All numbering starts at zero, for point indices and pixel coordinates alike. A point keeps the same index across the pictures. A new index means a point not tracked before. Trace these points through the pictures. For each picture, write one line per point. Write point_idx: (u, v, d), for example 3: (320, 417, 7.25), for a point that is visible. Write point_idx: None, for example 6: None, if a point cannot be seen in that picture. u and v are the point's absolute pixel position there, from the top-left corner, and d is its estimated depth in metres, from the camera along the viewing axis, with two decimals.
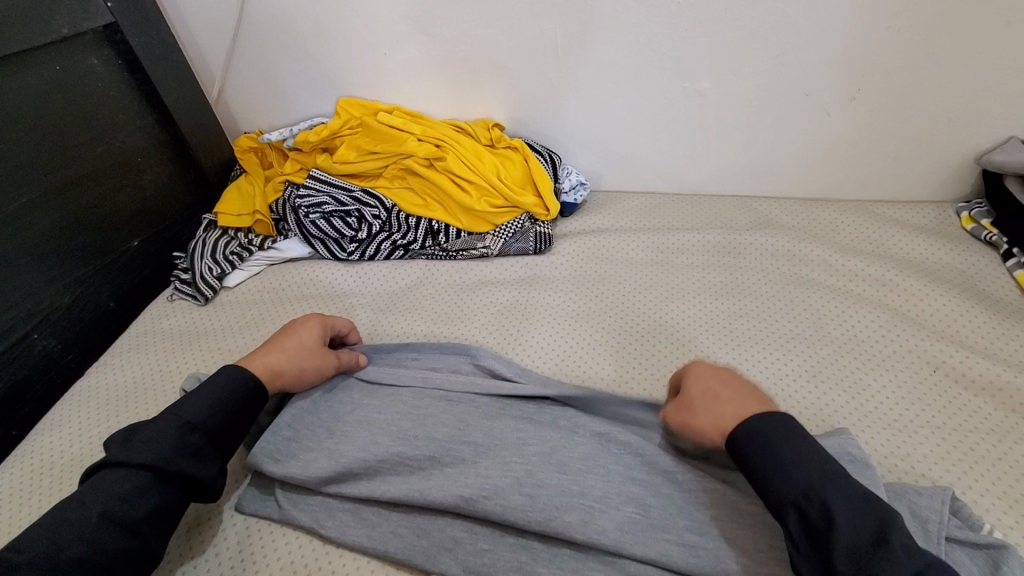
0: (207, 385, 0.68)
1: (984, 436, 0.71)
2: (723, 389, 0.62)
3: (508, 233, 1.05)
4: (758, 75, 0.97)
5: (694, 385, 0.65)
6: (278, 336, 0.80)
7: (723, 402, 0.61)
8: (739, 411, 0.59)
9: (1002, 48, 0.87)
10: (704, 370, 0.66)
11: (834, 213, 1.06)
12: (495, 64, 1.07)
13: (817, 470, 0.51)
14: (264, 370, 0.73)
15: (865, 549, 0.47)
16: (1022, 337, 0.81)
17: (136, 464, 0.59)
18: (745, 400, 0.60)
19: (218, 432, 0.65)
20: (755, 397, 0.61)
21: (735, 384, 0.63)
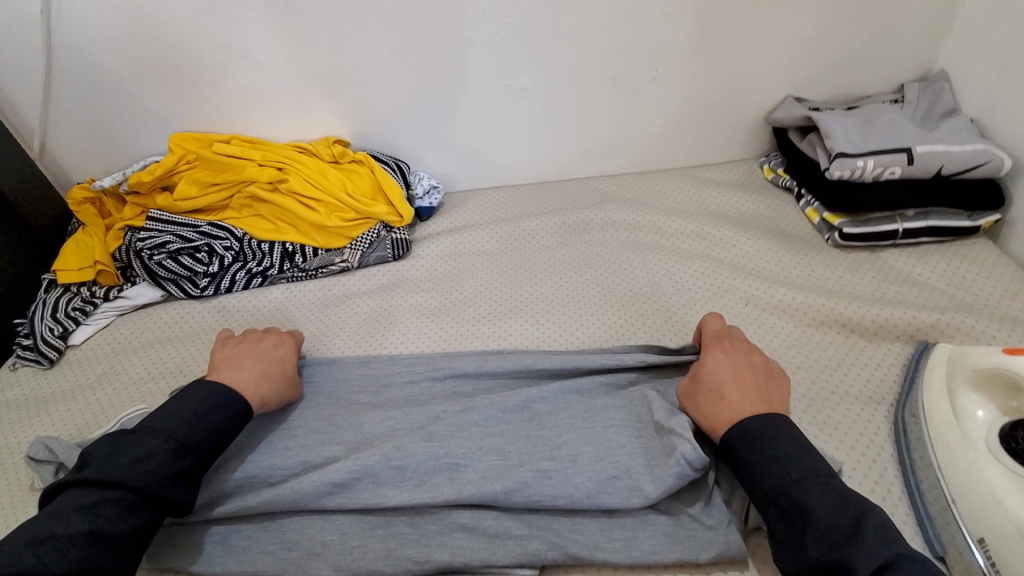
0: (196, 406, 0.67)
1: (786, 350, 0.83)
2: (734, 389, 0.65)
3: (364, 244, 1.06)
4: (572, 67, 1.06)
5: (710, 373, 0.68)
6: (253, 356, 0.79)
7: (730, 403, 0.64)
8: (739, 415, 0.63)
9: (758, 22, 1.02)
10: (718, 359, 0.69)
11: (662, 182, 1.17)
12: (325, 82, 1.09)
13: (797, 468, 0.56)
14: (256, 400, 0.73)
15: (838, 538, 0.51)
16: (812, 263, 0.95)
17: (128, 485, 0.58)
18: (752, 397, 0.64)
19: (208, 454, 0.65)
20: (762, 396, 0.64)
21: (748, 377, 0.66)
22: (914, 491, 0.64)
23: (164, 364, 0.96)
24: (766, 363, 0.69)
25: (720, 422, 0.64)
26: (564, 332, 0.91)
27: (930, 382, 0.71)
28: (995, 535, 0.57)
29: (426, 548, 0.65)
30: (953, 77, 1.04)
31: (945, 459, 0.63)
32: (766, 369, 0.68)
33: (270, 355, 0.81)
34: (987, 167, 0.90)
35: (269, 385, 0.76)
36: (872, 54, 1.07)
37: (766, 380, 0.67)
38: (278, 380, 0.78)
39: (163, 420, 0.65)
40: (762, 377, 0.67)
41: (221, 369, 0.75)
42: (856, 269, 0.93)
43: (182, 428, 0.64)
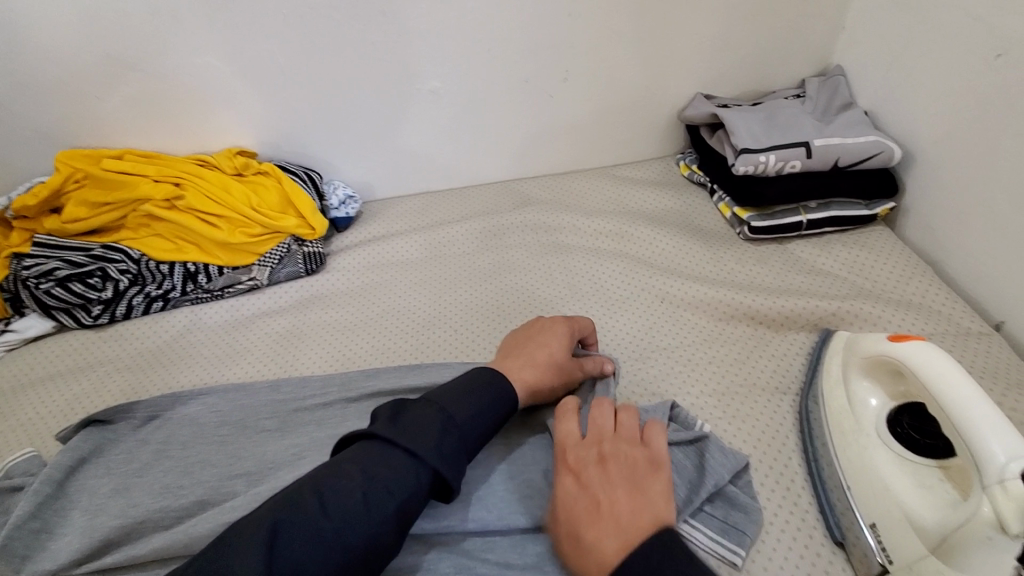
0: (471, 390, 0.61)
1: (699, 346, 0.84)
2: (594, 513, 0.51)
3: (273, 260, 1.01)
4: (482, 69, 1.05)
5: (566, 499, 0.55)
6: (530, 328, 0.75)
7: (589, 539, 0.50)
8: (602, 554, 0.49)
9: (662, 21, 1.03)
10: (569, 482, 0.56)
11: (582, 182, 1.17)
12: (225, 91, 1.04)
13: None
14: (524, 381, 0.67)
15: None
16: (723, 257, 0.97)
17: (394, 445, 0.53)
18: (619, 524, 0.50)
19: (469, 433, 0.58)
20: (628, 512, 0.51)
21: (602, 495, 0.53)
22: (817, 479, 0.66)
23: (56, 402, 0.88)
24: (623, 464, 0.56)
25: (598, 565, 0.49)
26: (482, 340, 0.90)
27: (829, 368, 0.72)
28: (885, 519, 0.59)
29: None
30: (848, 71, 1.08)
31: (841, 445, 0.65)
32: (624, 479, 0.54)
33: (544, 339, 0.72)
34: (880, 157, 0.94)
35: (541, 373, 0.69)
36: (775, 51, 1.10)
37: (624, 487, 0.53)
38: (541, 372, 0.69)
39: (464, 394, 0.60)
40: (619, 487, 0.53)
41: (500, 353, 0.71)
42: (764, 261, 0.96)
43: (483, 410, 0.60)
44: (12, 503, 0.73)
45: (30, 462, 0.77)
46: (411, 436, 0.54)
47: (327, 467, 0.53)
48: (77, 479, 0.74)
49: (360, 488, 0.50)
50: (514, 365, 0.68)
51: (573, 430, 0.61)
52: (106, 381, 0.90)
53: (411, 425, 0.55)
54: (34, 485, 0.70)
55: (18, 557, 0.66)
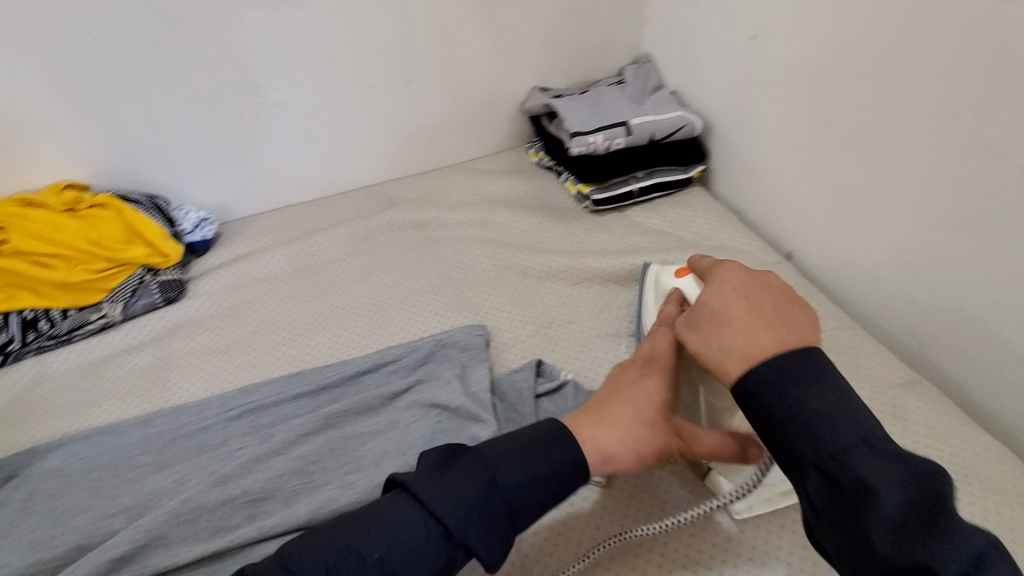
0: (535, 452, 0.55)
1: (559, 310, 0.94)
2: (739, 312, 0.54)
3: (125, 294, 0.96)
4: (326, 77, 1.07)
5: (709, 301, 0.57)
6: (612, 385, 0.64)
7: (737, 326, 0.53)
8: (748, 338, 0.52)
9: (488, 22, 1.12)
10: (723, 281, 0.59)
11: (443, 178, 1.23)
12: (40, 122, 0.96)
13: (852, 428, 0.45)
14: (601, 456, 0.58)
15: (915, 535, 0.41)
16: (574, 229, 1.09)
17: (430, 507, 0.50)
18: (767, 321, 0.53)
19: (522, 501, 0.53)
20: (777, 321, 0.52)
21: (761, 300, 0.55)
22: None
23: None
24: (782, 292, 0.56)
25: (732, 344, 0.53)
26: (362, 339, 0.93)
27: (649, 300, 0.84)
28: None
29: None
30: (655, 59, 1.25)
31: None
32: (787, 298, 0.55)
33: (634, 393, 0.62)
34: (685, 130, 1.11)
35: (622, 443, 0.58)
36: (594, 45, 1.24)
37: (782, 302, 0.55)
38: (624, 439, 0.59)
39: (523, 454, 0.54)
40: (782, 303, 0.55)
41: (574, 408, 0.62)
42: (608, 228, 1.08)
43: (539, 477, 0.54)
44: None
45: None
46: (444, 501, 0.51)
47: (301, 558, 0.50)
48: None
49: (377, 548, 0.49)
50: (590, 425, 0.59)
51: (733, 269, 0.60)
52: None
53: (452, 484, 0.52)
54: None
55: None
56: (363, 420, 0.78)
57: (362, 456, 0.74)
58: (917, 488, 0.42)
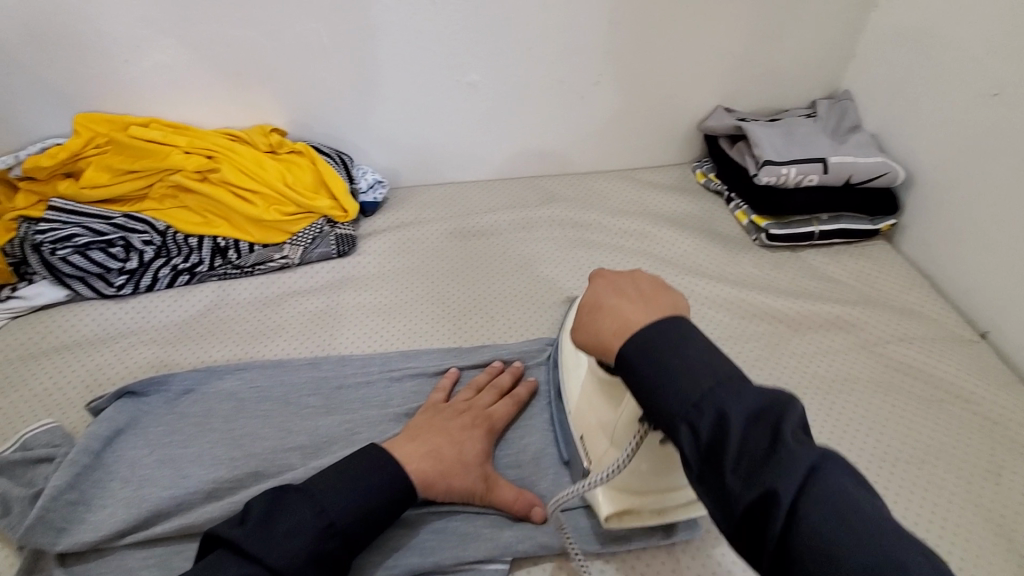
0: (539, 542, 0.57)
1: (723, 342, 0.91)
2: (614, 299, 0.54)
3: (306, 239, 1.01)
4: (520, 66, 1.08)
5: (579, 304, 0.57)
6: (439, 426, 0.69)
7: (613, 308, 0.53)
8: (623, 320, 0.51)
9: (691, 35, 1.09)
10: (594, 280, 0.58)
11: (605, 183, 1.21)
12: (262, 66, 1.02)
13: (707, 376, 0.45)
14: (426, 481, 0.63)
15: (757, 455, 0.42)
16: (741, 261, 1.04)
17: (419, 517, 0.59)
18: (644, 303, 0.52)
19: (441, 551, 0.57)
20: (648, 304, 0.52)
21: (630, 285, 0.55)
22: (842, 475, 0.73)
23: (75, 372, 0.84)
24: (638, 284, 0.55)
25: (615, 325, 0.52)
26: (516, 328, 0.93)
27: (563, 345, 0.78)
28: (587, 433, 0.67)
29: (391, 552, 0.64)
30: (853, 98, 1.17)
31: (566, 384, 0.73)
32: (656, 283, 0.55)
33: (457, 435, 0.68)
34: (886, 177, 1.03)
35: (460, 465, 0.66)
36: (789, 72, 1.18)
37: (650, 288, 0.54)
38: (444, 467, 0.65)
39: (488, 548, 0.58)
40: (649, 281, 0.55)
41: (409, 434, 0.68)
42: (780, 266, 1.03)
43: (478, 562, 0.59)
44: (38, 475, 0.69)
45: (54, 433, 0.74)
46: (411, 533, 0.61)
47: (375, 492, 0.58)
48: (114, 450, 0.71)
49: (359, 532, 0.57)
50: (417, 453, 0.64)
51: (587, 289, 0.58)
52: (127, 355, 0.87)
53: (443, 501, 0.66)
54: (70, 456, 0.68)
55: (58, 527, 0.63)
56: (522, 413, 0.78)
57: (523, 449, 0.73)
58: (766, 411, 0.43)
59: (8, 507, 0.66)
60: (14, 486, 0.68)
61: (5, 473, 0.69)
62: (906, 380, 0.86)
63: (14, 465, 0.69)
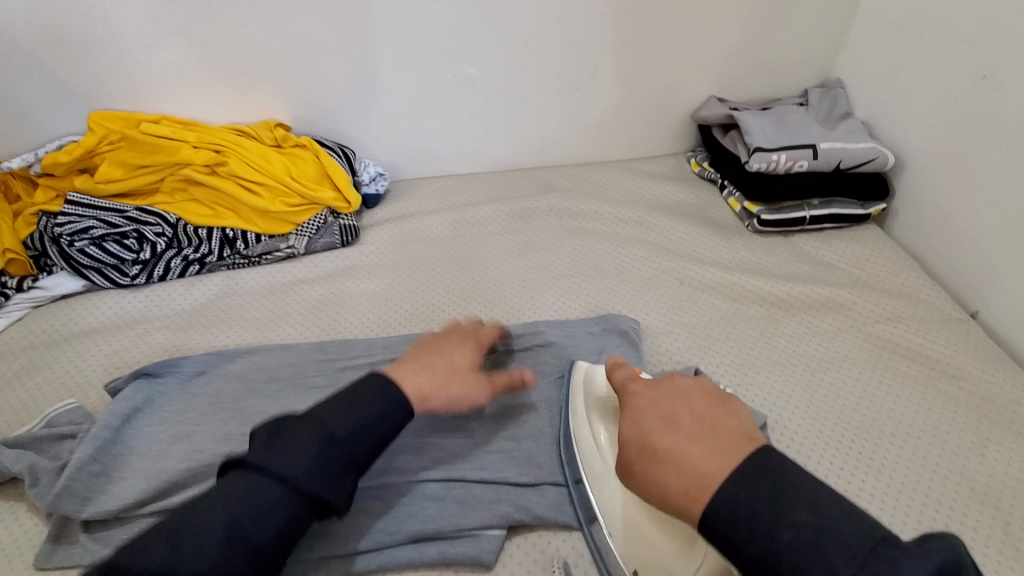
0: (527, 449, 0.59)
1: (715, 324, 0.93)
2: (670, 433, 0.56)
3: (310, 230, 1.05)
4: (517, 60, 1.12)
5: (629, 438, 0.58)
6: (428, 347, 0.72)
7: (671, 448, 0.54)
8: (692, 466, 0.52)
9: (684, 26, 1.12)
10: (637, 405, 0.61)
11: (602, 173, 1.24)
12: (268, 63, 1.06)
13: (844, 557, 0.44)
14: (424, 395, 0.66)
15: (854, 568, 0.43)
16: (735, 247, 1.06)
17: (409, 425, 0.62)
18: (706, 440, 0.54)
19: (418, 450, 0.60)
20: (711, 440, 0.54)
21: (681, 413, 0.57)
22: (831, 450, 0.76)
23: (93, 357, 0.88)
24: (689, 410, 0.57)
25: (687, 473, 0.52)
26: (514, 312, 0.96)
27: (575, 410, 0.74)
28: (620, 529, 0.64)
29: (395, 520, 0.67)
30: (845, 86, 1.19)
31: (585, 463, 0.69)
32: (705, 405, 0.58)
33: (445, 350, 0.72)
34: (875, 163, 1.05)
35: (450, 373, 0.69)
36: (782, 62, 1.20)
37: (704, 419, 0.57)
38: (438, 381, 0.68)
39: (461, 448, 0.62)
40: (702, 407, 0.58)
41: (398, 359, 0.70)
42: (773, 251, 1.06)
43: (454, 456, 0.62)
44: (62, 449, 0.73)
45: (77, 411, 0.78)
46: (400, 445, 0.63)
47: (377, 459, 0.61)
48: (132, 427, 0.75)
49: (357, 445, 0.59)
50: (411, 370, 0.67)
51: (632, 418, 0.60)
52: (142, 340, 0.91)
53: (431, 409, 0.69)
54: (92, 432, 0.72)
55: (80, 497, 0.67)
56: (518, 391, 0.81)
57: (519, 424, 0.76)
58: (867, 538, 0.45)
59: (37, 478, 0.69)
60: (42, 459, 0.71)
61: (33, 448, 0.73)
62: (897, 358, 0.88)
63: (40, 441, 0.73)
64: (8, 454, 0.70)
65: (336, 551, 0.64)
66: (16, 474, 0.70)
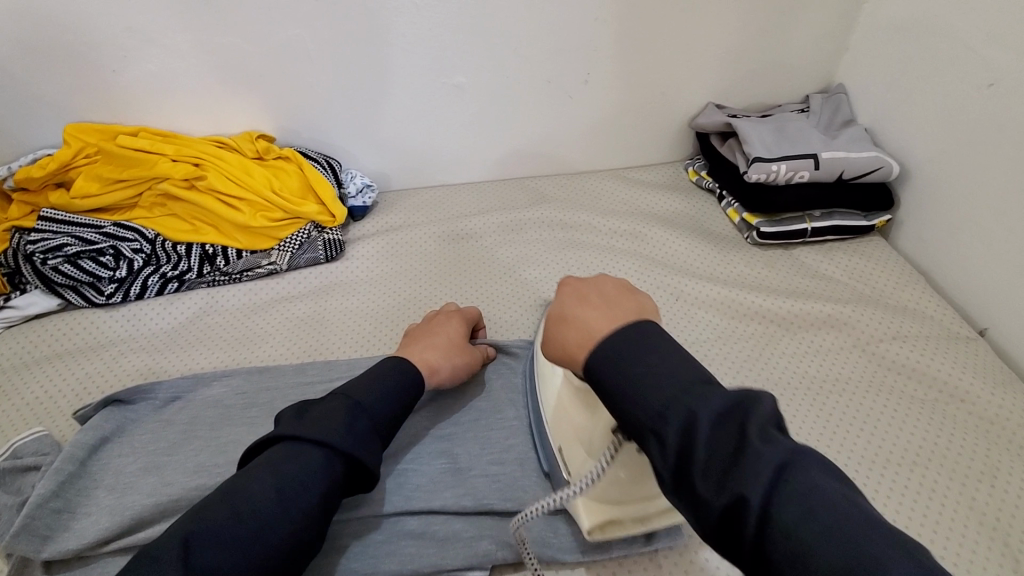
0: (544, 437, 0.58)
1: (712, 342, 0.89)
2: (577, 304, 0.55)
3: (293, 245, 1.01)
4: (509, 67, 1.08)
5: (541, 311, 0.59)
6: (424, 329, 0.79)
7: (576, 316, 0.54)
8: (590, 330, 0.52)
9: (680, 31, 1.08)
10: (558, 286, 0.60)
11: (596, 182, 1.20)
12: (249, 73, 1.03)
13: (671, 389, 0.45)
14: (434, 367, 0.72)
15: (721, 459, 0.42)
16: (732, 260, 1.03)
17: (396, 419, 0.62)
18: (608, 310, 0.53)
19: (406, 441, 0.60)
20: (613, 309, 0.53)
21: (593, 290, 0.57)
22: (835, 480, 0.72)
23: (65, 381, 0.84)
24: (600, 287, 0.57)
25: (584, 338, 0.52)
26: (504, 330, 0.92)
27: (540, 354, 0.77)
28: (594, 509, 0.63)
29: (370, 560, 0.63)
30: (848, 91, 1.15)
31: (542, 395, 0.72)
32: (620, 288, 0.57)
33: (439, 327, 0.79)
34: (880, 172, 1.01)
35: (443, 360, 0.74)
36: (782, 66, 1.16)
37: (615, 294, 0.56)
38: (443, 353, 0.74)
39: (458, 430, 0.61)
40: (615, 290, 0.56)
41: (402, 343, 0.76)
42: (772, 265, 1.02)
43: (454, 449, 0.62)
44: (26, 483, 0.70)
45: (43, 441, 0.74)
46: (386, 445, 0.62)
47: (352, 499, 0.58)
48: (101, 458, 0.72)
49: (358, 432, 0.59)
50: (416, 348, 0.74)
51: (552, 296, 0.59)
52: (117, 363, 0.87)
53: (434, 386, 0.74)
54: (55, 465, 0.69)
55: (41, 535, 0.64)
56: (505, 417, 0.77)
57: (505, 454, 0.73)
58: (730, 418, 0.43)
59: None
60: (4, 496, 0.69)
61: None
62: (902, 381, 0.84)
63: (4, 473, 0.70)
64: None
65: None
66: None
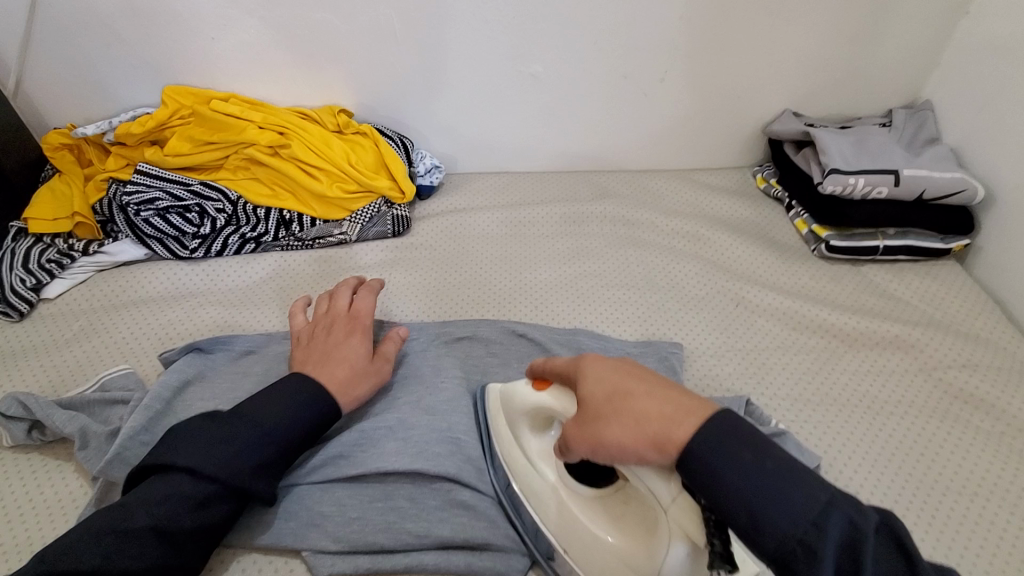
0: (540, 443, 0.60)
1: (773, 352, 0.89)
2: (635, 391, 0.47)
3: (364, 218, 1.06)
4: (586, 60, 1.09)
5: (591, 395, 0.50)
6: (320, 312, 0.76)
7: (633, 402, 0.46)
8: (659, 414, 0.45)
9: (763, 34, 1.06)
10: (602, 368, 0.51)
11: (661, 182, 1.20)
12: (336, 49, 1.06)
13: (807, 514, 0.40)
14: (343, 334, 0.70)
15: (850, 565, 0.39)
16: (796, 270, 1.02)
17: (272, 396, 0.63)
18: (680, 405, 0.45)
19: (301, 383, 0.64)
20: (677, 395, 0.46)
21: (645, 376, 0.48)
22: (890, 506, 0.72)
23: (150, 325, 0.91)
24: (649, 369, 0.49)
25: (660, 440, 0.44)
26: (564, 318, 0.95)
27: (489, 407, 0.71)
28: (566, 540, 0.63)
29: (425, 523, 0.66)
30: (935, 107, 1.11)
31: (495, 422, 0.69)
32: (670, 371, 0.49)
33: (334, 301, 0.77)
34: (962, 195, 0.98)
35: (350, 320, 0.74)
36: (868, 77, 1.12)
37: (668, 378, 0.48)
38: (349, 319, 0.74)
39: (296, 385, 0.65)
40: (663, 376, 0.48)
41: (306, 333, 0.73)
42: (838, 280, 1.00)
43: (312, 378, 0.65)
44: (113, 414, 0.76)
45: (128, 378, 0.80)
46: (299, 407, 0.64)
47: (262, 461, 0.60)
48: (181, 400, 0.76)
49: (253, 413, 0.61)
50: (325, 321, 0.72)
51: (593, 387, 0.50)
52: (195, 314, 0.93)
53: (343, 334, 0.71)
54: (145, 400, 0.73)
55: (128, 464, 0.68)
56: None
57: None
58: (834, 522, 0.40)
59: (87, 440, 0.72)
60: (93, 422, 0.74)
61: (86, 410, 0.76)
62: (967, 410, 0.82)
63: (93, 403, 0.76)
64: (62, 415, 0.73)
65: (364, 546, 0.65)
66: (68, 434, 0.72)
